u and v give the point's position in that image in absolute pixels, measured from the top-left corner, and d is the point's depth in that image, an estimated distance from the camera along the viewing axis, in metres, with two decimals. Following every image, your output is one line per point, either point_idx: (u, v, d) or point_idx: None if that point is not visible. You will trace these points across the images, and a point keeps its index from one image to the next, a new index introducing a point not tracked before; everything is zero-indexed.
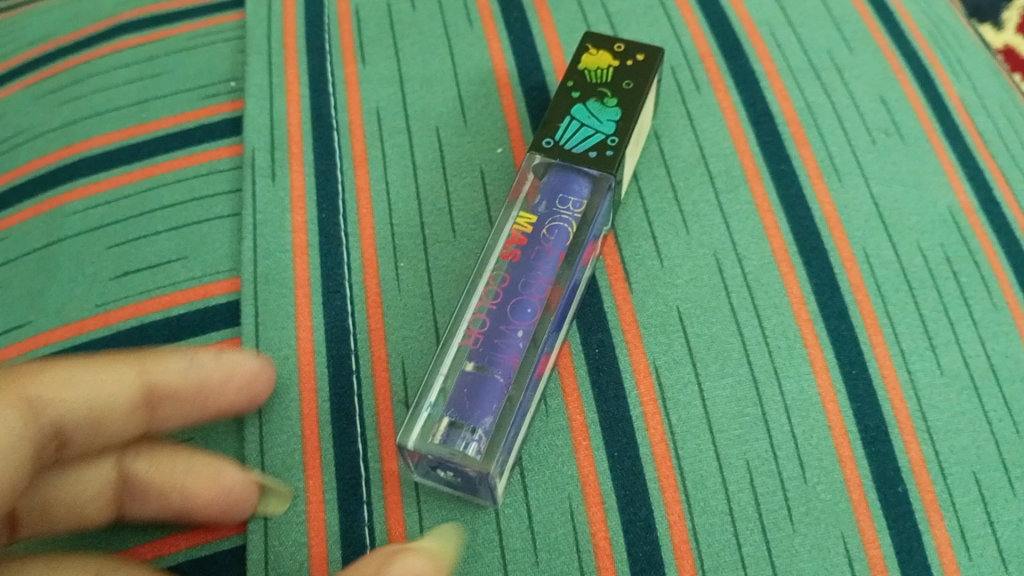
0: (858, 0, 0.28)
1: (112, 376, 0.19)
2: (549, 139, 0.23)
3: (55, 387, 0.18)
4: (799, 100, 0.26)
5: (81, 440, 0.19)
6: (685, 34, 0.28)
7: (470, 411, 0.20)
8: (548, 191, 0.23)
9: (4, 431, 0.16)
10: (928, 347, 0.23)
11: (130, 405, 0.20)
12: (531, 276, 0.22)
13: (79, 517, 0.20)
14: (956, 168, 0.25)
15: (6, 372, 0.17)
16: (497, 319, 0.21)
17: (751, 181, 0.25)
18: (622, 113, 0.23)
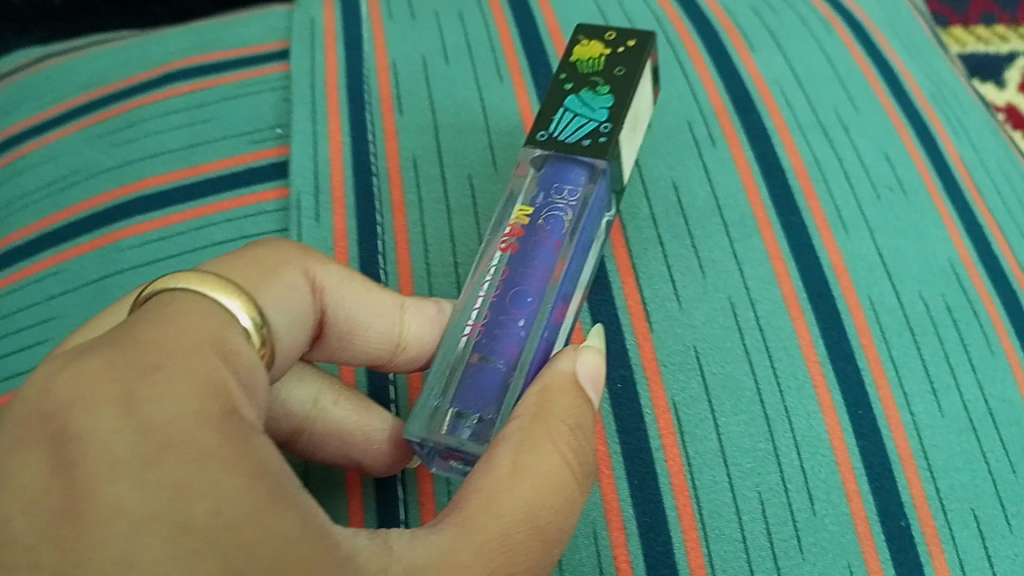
0: (863, 62, 0.30)
1: (372, 300, 0.22)
2: (543, 132, 0.24)
3: (335, 281, 0.21)
4: (808, 156, 0.28)
5: (335, 340, 0.22)
6: (702, 92, 0.30)
7: (473, 401, 0.20)
8: (547, 184, 0.23)
9: (283, 300, 0.20)
10: (929, 390, 0.24)
11: (379, 328, 0.22)
12: (530, 266, 0.22)
13: (278, 427, 0.23)
14: (956, 222, 0.27)
15: (303, 253, 0.21)
16: (497, 310, 0.21)
17: (763, 231, 0.27)
18: (617, 98, 0.24)
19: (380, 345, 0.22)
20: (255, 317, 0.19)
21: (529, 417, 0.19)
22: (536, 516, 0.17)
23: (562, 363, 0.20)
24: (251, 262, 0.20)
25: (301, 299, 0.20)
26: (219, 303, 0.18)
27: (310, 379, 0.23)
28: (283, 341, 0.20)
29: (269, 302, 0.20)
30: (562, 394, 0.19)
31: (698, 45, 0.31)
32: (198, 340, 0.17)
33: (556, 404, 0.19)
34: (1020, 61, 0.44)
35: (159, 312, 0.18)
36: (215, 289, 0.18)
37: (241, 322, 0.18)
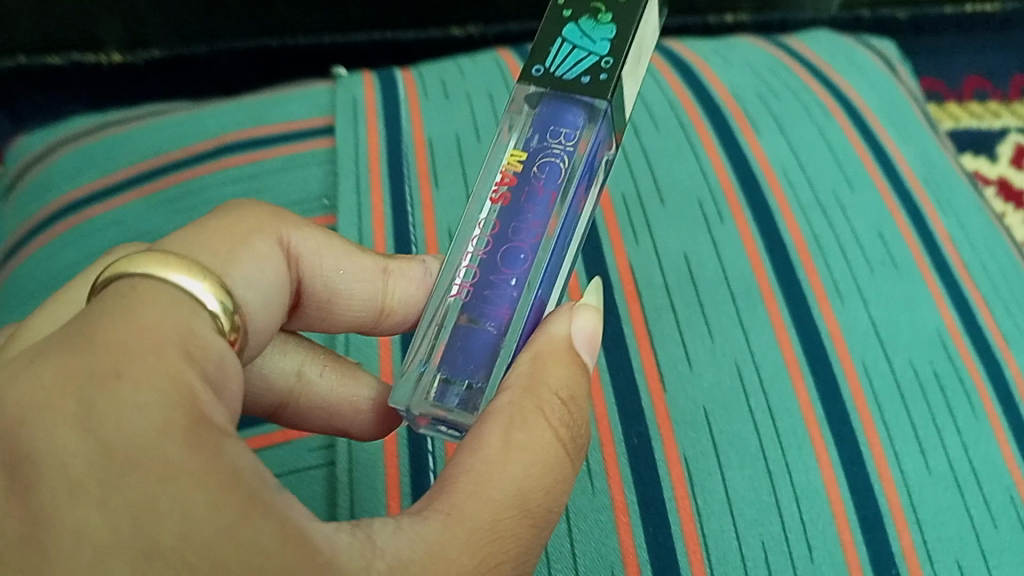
0: (859, 145, 0.33)
1: (354, 268, 0.22)
2: (537, 67, 0.20)
3: (311, 247, 0.21)
4: (808, 233, 0.31)
5: (314, 307, 0.22)
6: (711, 171, 0.32)
7: (461, 368, 0.19)
8: (539, 124, 0.20)
9: (259, 276, 0.20)
10: (918, 450, 0.27)
11: (363, 293, 0.22)
12: (522, 219, 0.19)
13: (260, 399, 0.23)
14: (944, 296, 0.30)
15: (268, 219, 0.21)
16: (487, 270, 0.19)
17: (767, 301, 0.30)
18: (620, 21, 0.20)
19: (363, 311, 0.22)
20: (223, 297, 0.18)
21: (520, 389, 0.18)
22: (526, 500, 0.17)
23: (556, 328, 0.19)
24: (218, 231, 0.19)
25: (281, 274, 0.20)
26: (178, 284, 0.17)
27: (293, 351, 0.24)
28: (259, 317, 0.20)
29: (236, 275, 0.19)
30: (554, 362, 0.18)
31: (708, 127, 0.34)
32: (166, 324, 0.16)
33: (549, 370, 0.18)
34: (1011, 136, 0.47)
35: (118, 305, 0.16)
36: (170, 269, 0.17)
37: (208, 306, 0.17)
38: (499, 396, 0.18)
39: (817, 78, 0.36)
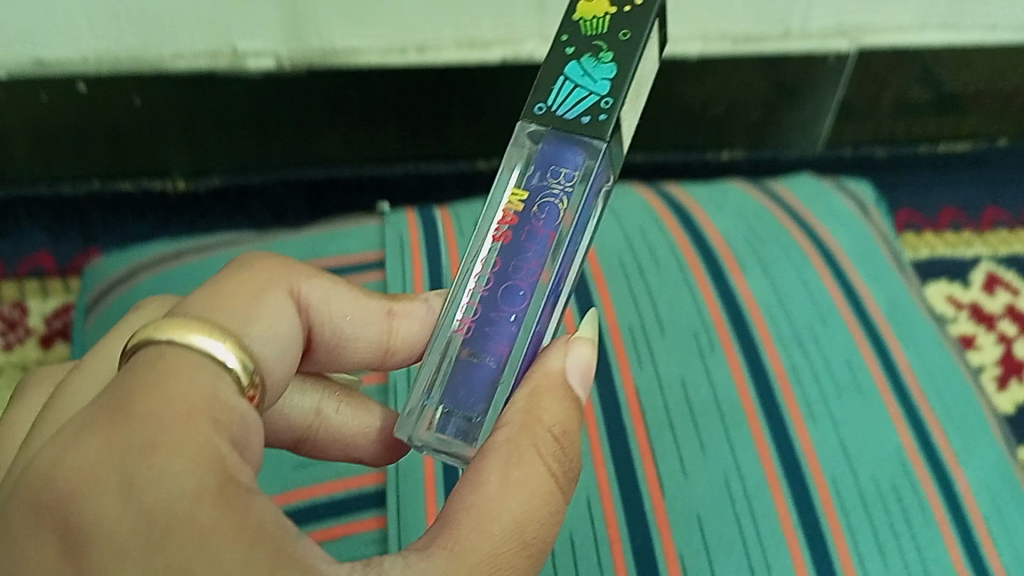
0: (831, 284, 0.39)
1: (358, 310, 0.26)
2: (539, 105, 0.23)
3: (320, 297, 0.25)
4: (789, 364, 0.36)
5: (323, 347, 0.26)
6: (706, 310, 0.38)
7: (462, 399, 0.23)
8: (540, 160, 0.23)
9: (275, 333, 0.23)
10: (879, 555, 0.32)
11: (372, 337, 0.26)
12: (522, 258, 0.23)
13: (282, 441, 0.28)
14: (904, 420, 0.35)
15: (282, 263, 0.24)
16: (488, 305, 0.24)
17: (752, 423, 0.35)
18: (620, 61, 0.23)
19: (372, 350, 0.26)
20: (241, 356, 0.21)
21: (519, 426, 0.21)
22: (523, 532, 0.20)
23: (552, 360, 0.22)
24: (234, 283, 0.23)
25: (288, 320, 0.23)
26: (205, 349, 0.21)
27: (311, 389, 0.27)
28: (271, 369, 0.23)
29: (255, 335, 0.22)
30: (549, 386, 0.22)
31: (702, 268, 0.40)
32: (176, 415, 0.19)
33: (546, 416, 0.21)
34: (984, 264, 0.53)
35: (149, 372, 0.20)
36: (193, 333, 0.21)
37: (230, 367, 0.21)
38: (499, 429, 0.21)
39: (796, 220, 0.43)
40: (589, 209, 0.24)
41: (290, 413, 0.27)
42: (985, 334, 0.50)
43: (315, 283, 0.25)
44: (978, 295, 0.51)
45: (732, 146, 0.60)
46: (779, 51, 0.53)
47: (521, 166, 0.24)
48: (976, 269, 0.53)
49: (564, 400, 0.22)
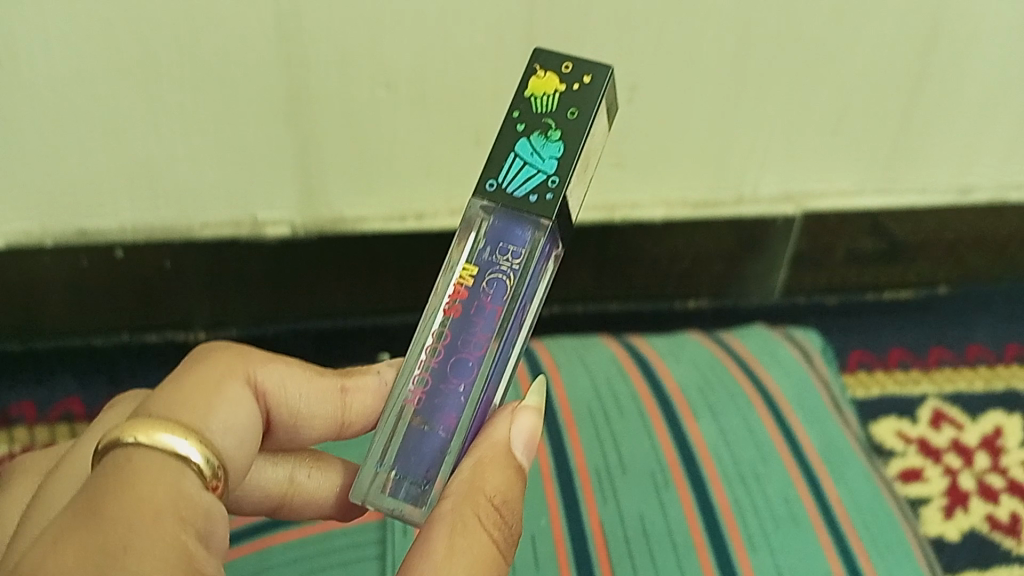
0: (773, 428, 0.44)
1: (314, 388, 0.29)
2: (492, 181, 0.26)
3: (275, 383, 0.28)
4: (733, 500, 0.41)
5: (284, 424, 0.28)
6: (662, 450, 0.43)
7: (412, 467, 0.26)
8: (490, 236, 0.26)
9: (233, 425, 0.26)
10: None
11: (328, 411, 0.29)
12: (471, 331, 0.26)
13: (257, 510, 0.30)
14: (834, 550, 0.39)
15: (240, 358, 0.27)
16: (439, 377, 0.26)
17: (700, 552, 0.39)
18: (569, 140, 0.25)
19: (329, 422, 0.29)
20: (204, 453, 0.24)
21: (463, 496, 0.25)
22: None
23: (497, 434, 0.26)
24: (189, 384, 0.25)
25: (244, 412, 0.26)
26: (172, 447, 0.23)
27: (281, 462, 0.30)
28: (231, 458, 0.25)
29: (216, 426, 0.25)
30: (493, 465, 0.25)
31: (659, 412, 0.45)
32: (147, 515, 0.21)
33: (488, 486, 0.25)
34: (930, 401, 0.60)
35: (118, 477, 0.22)
36: (160, 431, 0.23)
37: (194, 461, 0.23)
38: (447, 499, 0.25)
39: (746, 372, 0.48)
40: (539, 281, 0.26)
41: (264, 484, 0.30)
42: (929, 466, 0.56)
43: (271, 371, 0.28)
44: (925, 429, 0.58)
45: (697, 296, 0.66)
46: (732, 214, 0.60)
47: (472, 245, 0.26)
48: (923, 405, 0.59)
49: (504, 469, 0.26)
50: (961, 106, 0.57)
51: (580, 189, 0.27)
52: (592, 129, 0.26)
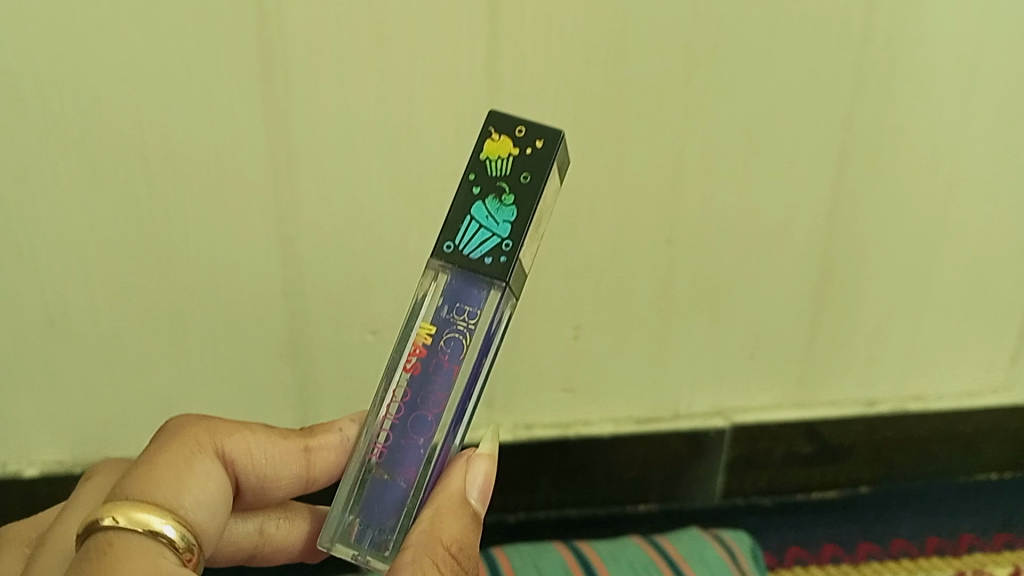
0: None
1: (280, 450, 0.37)
2: (451, 243, 0.32)
3: (242, 449, 0.35)
4: None
5: (254, 487, 0.37)
6: None
7: (375, 516, 0.34)
8: (447, 299, 0.32)
9: (202, 499, 0.32)
10: None
11: (292, 468, 0.37)
12: (429, 388, 0.33)
13: (237, 556, 0.40)
14: None
15: (212, 435, 0.35)
16: (401, 433, 0.33)
17: None
18: (522, 202, 0.31)
19: (293, 478, 0.37)
20: (179, 529, 0.30)
21: (423, 546, 0.31)
22: None
23: (451, 485, 0.33)
24: (166, 462, 0.32)
25: (214, 486, 0.33)
26: (150, 523, 0.29)
27: (252, 517, 0.40)
28: (205, 526, 0.32)
29: (189, 501, 0.32)
30: (446, 520, 0.32)
31: None
32: None
33: (445, 536, 0.31)
34: None
35: (105, 555, 0.28)
36: (141, 511, 0.30)
37: (167, 533, 0.30)
38: (411, 547, 0.31)
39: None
40: (490, 340, 0.33)
41: (239, 540, 0.40)
42: None
43: (241, 439, 0.36)
44: None
45: (647, 500, 0.73)
46: (673, 428, 0.68)
47: (432, 307, 0.33)
48: None
49: (458, 518, 0.32)
50: (856, 345, 0.66)
51: (535, 241, 0.33)
52: (544, 192, 0.32)
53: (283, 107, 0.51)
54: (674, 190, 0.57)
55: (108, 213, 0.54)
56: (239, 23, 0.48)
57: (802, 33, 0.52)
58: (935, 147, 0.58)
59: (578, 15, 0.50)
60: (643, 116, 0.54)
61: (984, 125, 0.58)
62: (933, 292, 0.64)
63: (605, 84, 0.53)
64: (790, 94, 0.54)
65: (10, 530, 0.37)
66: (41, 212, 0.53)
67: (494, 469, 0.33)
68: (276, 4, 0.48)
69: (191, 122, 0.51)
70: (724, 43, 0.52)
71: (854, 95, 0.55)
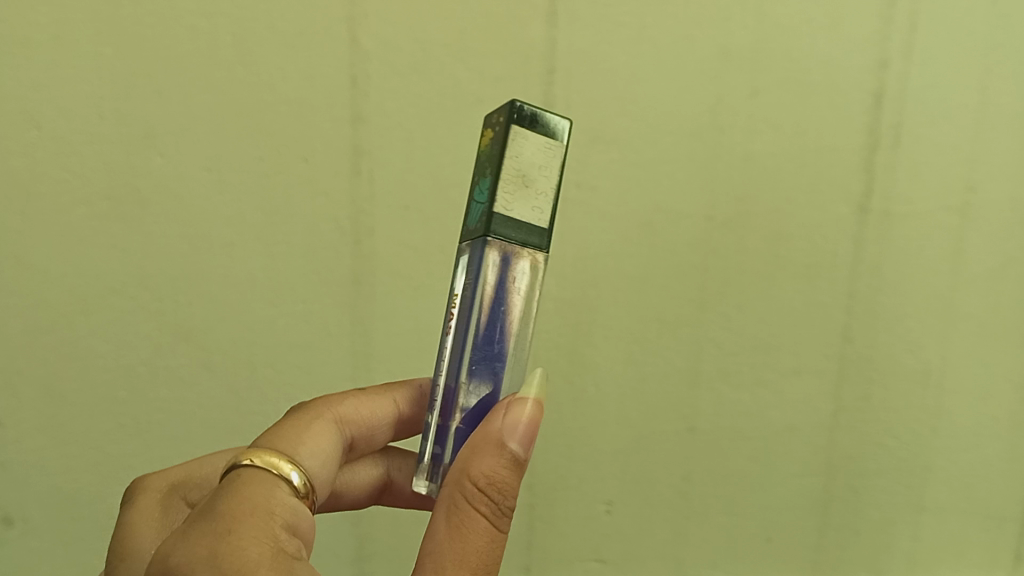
0: None
1: (376, 404, 0.49)
2: (466, 226, 0.39)
3: (346, 408, 0.47)
4: None
5: (360, 438, 0.48)
6: None
7: (438, 454, 0.39)
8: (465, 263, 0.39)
9: (319, 453, 0.43)
10: None
11: (386, 417, 0.49)
12: (457, 338, 0.39)
13: (365, 499, 0.53)
14: None
15: (323, 400, 0.47)
16: (446, 380, 0.39)
17: None
18: (494, 169, 0.37)
19: (388, 425, 0.49)
20: (302, 476, 0.40)
21: (455, 481, 0.36)
22: (465, 561, 0.34)
23: (487, 425, 0.37)
24: (291, 428, 0.44)
25: (323, 442, 0.44)
26: (279, 462, 0.39)
27: (379, 467, 0.54)
28: (319, 475, 0.42)
29: (306, 453, 0.42)
30: (478, 458, 0.36)
31: None
32: (249, 492, 0.36)
33: (476, 472, 0.35)
34: None
35: (241, 472, 0.38)
36: (269, 453, 0.40)
37: (292, 474, 0.39)
38: (448, 481, 0.36)
39: None
40: (492, 289, 0.38)
41: (366, 485, 0.53)
42: None
43: (345, 402, 0.48)
44: None
45: None
46: None
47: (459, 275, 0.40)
48: None
49: (490, 456, 0.36)
50: (863, 539, 0.70)
51: (535, 193, 0.37)
52: (508, 152, 0.36)
53: (367, 309, 0.62)
54: (693, 390, 0.65)
55: (215, 389, 0.63)
56: (339, 244, 0.60)
57: (798, 265, 0.63)
58: (922, 364, 0.67)
59: (610, 247, 0.62)
60: (666, 327, 0.64)
61: (965, 348, 0.67)
62: (932, 491, 0.70)
63: (632, 300, 0.63)
64: (789, 317, 0.64)
65: (149, 482, 0.47)
66: (160, 388, 0.62)
67: (529, 411, 0.37)
68: (369, 230, 0.60)
69: (294, 318, 0.62)
70: (733, 272, 0.63)
71: (849, 315, 0.65)
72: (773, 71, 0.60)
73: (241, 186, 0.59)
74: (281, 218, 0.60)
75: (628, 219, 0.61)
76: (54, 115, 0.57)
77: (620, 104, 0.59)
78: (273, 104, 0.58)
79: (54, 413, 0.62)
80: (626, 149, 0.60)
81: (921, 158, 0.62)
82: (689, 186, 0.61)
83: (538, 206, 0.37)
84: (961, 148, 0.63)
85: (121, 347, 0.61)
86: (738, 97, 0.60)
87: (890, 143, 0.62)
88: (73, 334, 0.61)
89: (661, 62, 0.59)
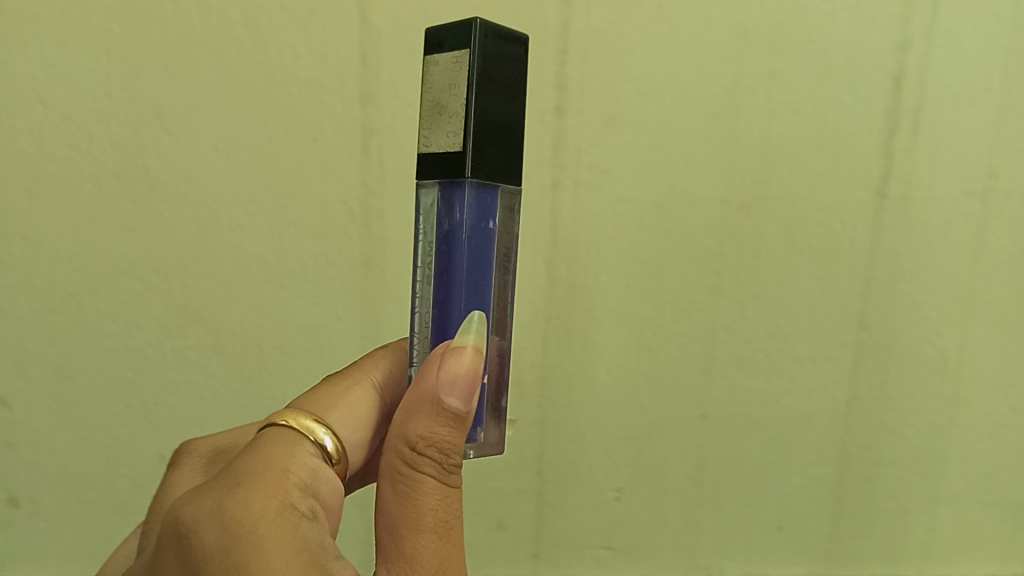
0: None
1: None
2: None
3: (394, 371, 0.46)
4: None
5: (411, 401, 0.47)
6: None
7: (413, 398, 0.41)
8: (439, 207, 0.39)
9: (356, 420, 0.42)
10: None
11: None
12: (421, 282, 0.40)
13: None
14: None
15: (369, 364, 0.46)
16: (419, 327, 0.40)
17: None
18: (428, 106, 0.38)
19: None
20: (335, 442, 0.39)
21: (392, 449, 0.36)
22: (421, 526, 0.35)
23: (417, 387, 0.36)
24: (331, 395, 0.43)
25: (363, 407, 0.43)
26: (309, 429, 0.39)
27: None
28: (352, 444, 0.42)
29: (338, 421, 0.42)
30: (411, 424, 0.36)
31: None
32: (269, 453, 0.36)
33: (413, 436, 0.36)
34: None
35: (272, 435, 0.38)
36: (303, 420, 0.40)
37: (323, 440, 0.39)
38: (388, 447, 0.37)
39: None
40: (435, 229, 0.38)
41: None
42: None
43: (392, 367, 0.46)
44: None
45: None
46: None
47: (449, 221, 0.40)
48: None
49: (424, 418, 0.36)
50: (878, 528, 0.69)
51: (448, 118, 0.36)
52: (421, 83, 0.37)
53: (377, 292, 0.61)
54: (706, 377, 0.65)
55: (225, 372, 0.62)
56: (349, 226, 0.60)
57: (815, 251, 0.62)
58: (941, 352, 0.65)
59: (623, 231, 0.61)
60: (680, 313, 0.63)
61: (985, 335, 0.65)
62: (949, 481, 0.69)
63: (646, 285, 0.62)
64: (805, 303, 0.63)
65: (194, 446, 0.46)
66: (169, 370, 0.62)
67: (464, 361, 0.35)
68: (379, 212, 0.60)
69: (304, 300, 0.61)
70: (748, 257, 0.62)
71: (866, 304, 0.64)
72: (793, 52, 0.58)
73: (250, 167, 0.58)
74: (290, 199, 0.59)
75: (643, 203, 0.60)
76: (63, 95, 0.56)
77: (634, 85, 0.58)
78: (283, 83, 0.57)
79: (64, 394, 0.62)
80: (641, 131, 0.59)
81: (942, 142, 0.61)
82: (706, 170, 0.60)
83: (451, 131, 0.36)
84: (983, 132, 0.61)
85: (130, 329, 0.61)
86: (757, 78, 0.59)
87: (910, 127, 0.60)
88: (82, 315, 0.60)
89: (678, 43, 0.58)
